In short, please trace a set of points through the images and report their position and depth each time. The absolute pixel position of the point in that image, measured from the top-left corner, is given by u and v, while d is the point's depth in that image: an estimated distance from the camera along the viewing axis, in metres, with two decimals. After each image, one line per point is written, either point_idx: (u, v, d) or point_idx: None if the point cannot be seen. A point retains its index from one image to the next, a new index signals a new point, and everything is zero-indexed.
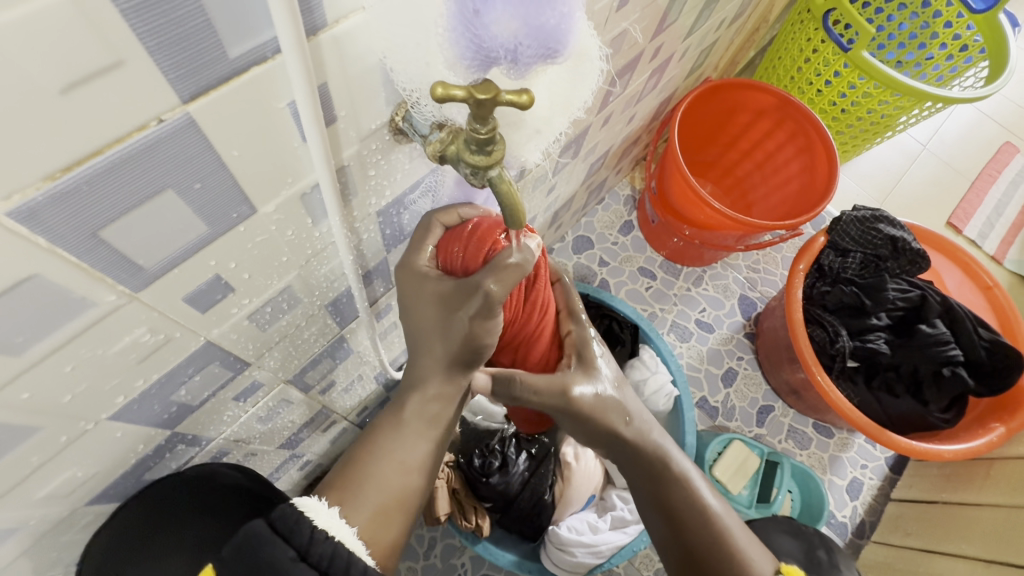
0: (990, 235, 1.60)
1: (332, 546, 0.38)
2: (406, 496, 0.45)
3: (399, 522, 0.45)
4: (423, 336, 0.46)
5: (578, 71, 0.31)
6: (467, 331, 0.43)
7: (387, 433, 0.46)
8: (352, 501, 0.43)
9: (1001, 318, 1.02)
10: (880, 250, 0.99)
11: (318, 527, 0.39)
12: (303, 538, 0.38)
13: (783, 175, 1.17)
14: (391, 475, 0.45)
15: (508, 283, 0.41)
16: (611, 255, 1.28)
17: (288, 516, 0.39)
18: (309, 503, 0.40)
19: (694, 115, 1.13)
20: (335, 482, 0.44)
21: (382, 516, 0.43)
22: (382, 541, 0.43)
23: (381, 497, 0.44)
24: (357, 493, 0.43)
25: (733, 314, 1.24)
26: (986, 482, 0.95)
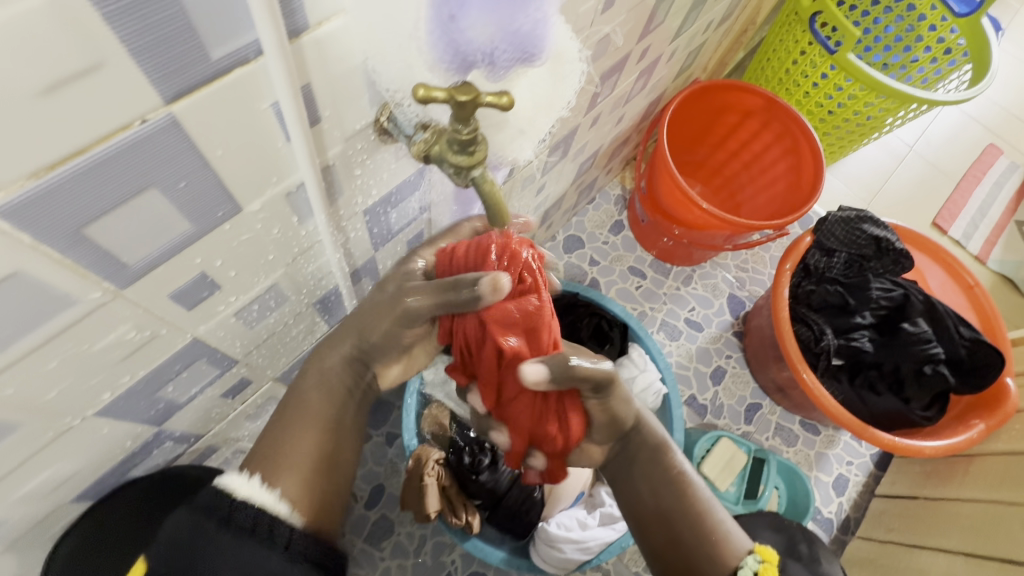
0: (975, 235, 1.63)
1: (254, 509, 0.38)
2: (330, 456, 0.44)
3: (328, 486, 0.43)
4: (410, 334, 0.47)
5: (557, 73, 0.31)
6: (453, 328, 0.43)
7: (303, 400, 0.45)
8: (273, 470, 0.41)
9: (982, 317, 1.04)
10: (865, 250, 1.01)
11: (238, 496, 0.38)
12: (224, 509, 0.37)
13: (771, 176, 1.19)
14: (306, 442, 0.43)
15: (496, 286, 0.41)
16: (602, 254, 1.29)
17: (207, 497, 0.38)
18: (228, 480, 0.39)
19: (683, 115, 1.14)
20: (256, 458, 0.43)
21: (307, 482, 0.42)
22: (309, 506, 0.41)
23: (303, 464, 0.43)
24: (278, 462, 0.42)
25: (722, 313, 1.26)
26: (966, 478, 0.96)
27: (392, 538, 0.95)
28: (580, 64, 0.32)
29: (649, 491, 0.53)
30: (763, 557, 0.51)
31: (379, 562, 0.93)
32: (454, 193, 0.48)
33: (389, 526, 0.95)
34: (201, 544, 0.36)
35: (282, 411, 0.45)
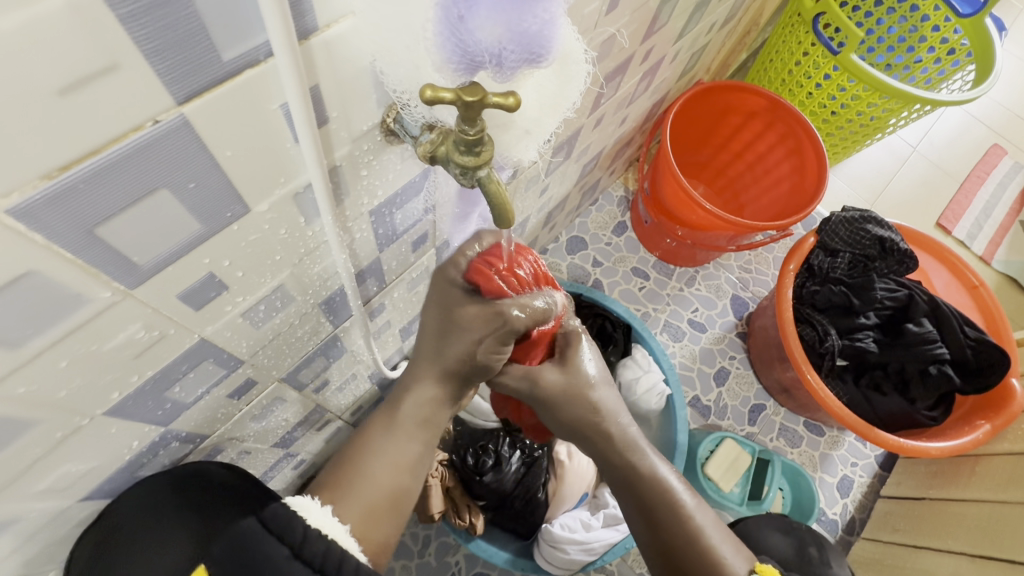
0: (979, 235, 1.62)
1: (324, 544, 0.46)
2: (396, 494, 0.49)
3: (393, 516, 0.50)
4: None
5: (563, 73, 0.32)
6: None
7: (381, 434, 0.50)
8: (342, 500, 0.48)
9: (988, 317, 1.04)
10: (869, 251, 1.00)
11: (310, 526, 0.47)
12: (297, 537, 0.46)
13: (774, 177, 1.19)
14: (378, 476, 0.49)
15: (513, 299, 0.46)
16: (605, 256, 1.29)
17: (279, 517, 0.47)
18: (301, 504, 0.48)
19: (686, 116, 1.14)
20: (331, 482, 0.49)
21: (373, 514, 0.49)
22: (374, 537, 0.49)
23: (370, 495, 0.48)
24: (345, 494, 0.48)
25: (725, 314, 1.25)
26: (972, 479, 0.96)
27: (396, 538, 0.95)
28: (586, 64, 0.33)
29: (644, 511, 0.54)
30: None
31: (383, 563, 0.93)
32: (453, 198, 0.46)
33: None
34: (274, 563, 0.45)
35: (361, 441, 0.50)
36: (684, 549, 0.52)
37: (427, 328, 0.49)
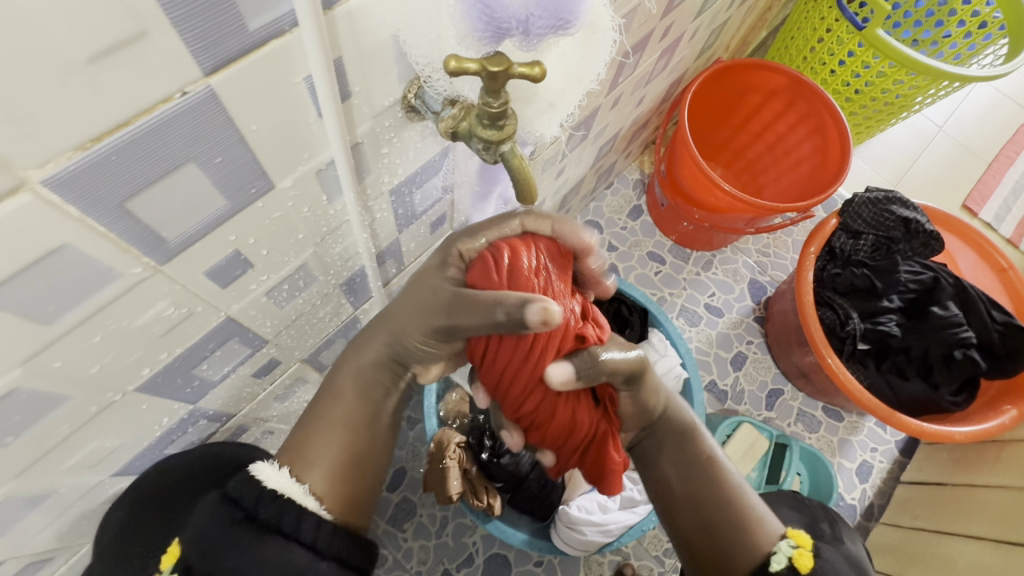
0: (1007, 218, 1.58)
1: (280, 505, 0.39)
2: (360, 455, 0.46)
3: (357, 477, 0.45)
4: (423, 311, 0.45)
5: (590, 42, 0.31)
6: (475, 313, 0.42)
7: (343, 395, 0.47)
8: (302, 463, 0.44)
9: (1015, 300, 1.02)
10: (893, 233, 0.98)
11: (268, 487, 0.40)
12: (252, 501, 0.39)
13: (795, 158, 1.16)
14: (342, 437, 0.45)
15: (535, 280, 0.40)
16: (620, 240, 1.28)
17: (238, 483, 0.40)
18: (259, 467, 0.41)
19: (703, 96, 1.12)
20: (289, 448, 0.45)
21: (336, 475, 0.44)
22: (340, 499, 0.44)
23: (334, 457, 0.45)
24: (310, 454, 0.44)
25: (743, 298, 1.24)
26: (996, 466, 0.94)
27: (415, 519, 0.97)
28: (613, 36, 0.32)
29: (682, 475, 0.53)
30: (796, 541, 0.50)
31: (402, 543, 0.95)
32: (474, 172, 0.46)
33: (412, 508, 0.97)
34: (224, 530, 0.38)
35: (317, 405, 0.47)
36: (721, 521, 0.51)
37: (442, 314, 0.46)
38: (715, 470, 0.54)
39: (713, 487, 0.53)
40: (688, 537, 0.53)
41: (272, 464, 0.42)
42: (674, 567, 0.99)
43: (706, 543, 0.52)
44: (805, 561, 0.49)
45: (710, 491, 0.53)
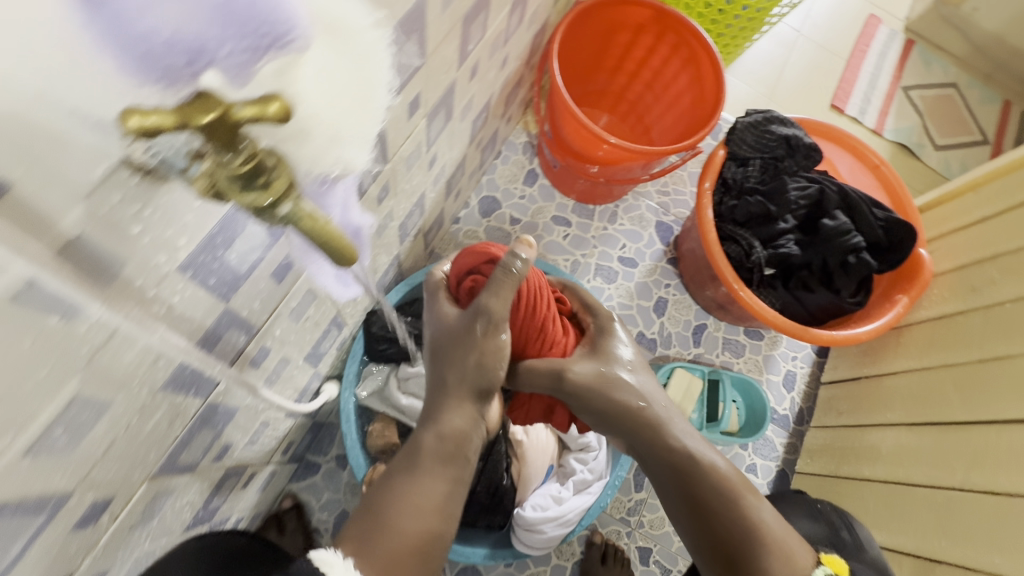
0: (869, 109, 1.67)
1: None
2: (426, 541, 0.51)
3: (417, 566, 0.50)
4: (451, 364, 0.55)
5: (348, 53, 0.25)
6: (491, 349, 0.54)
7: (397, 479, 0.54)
8: (364, 554, 0.48)
9: (891, 193, 1.06)
10: (777, 152, 0.99)
11: None
12: None
13: (673, 93, 1.13)
14: (408, 522, 0.51)
15: (508, 282, 0.53)
16: (521, 210, 1.21)
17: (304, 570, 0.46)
18: (323, 557, 0.47)
19: (572, 43, 1.05)
20: (349, 536, 0.51)
21: (399, 563, 0.49)
22: None
23: (399, 543, 0.49)
24: (374, 538, 0.49)
25: (653, 243, 1.24)
26: (899, 350, 0.99)
27: None
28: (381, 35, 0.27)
29: (694, 500, 0.58)
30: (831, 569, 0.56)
31: None
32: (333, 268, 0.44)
33: None
34: None
35: (385, 492, 0.53)
36: (739, 544, 0.56)
37: (456, 381, 0.55)
38: (732, 498, 0.57)
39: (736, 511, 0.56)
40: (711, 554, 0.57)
41: (338, 556, 0.47)
42: (639, 523, 1.05)
43: (733, 557, 0.56)
44: None
45: (725, 512, 0.57)
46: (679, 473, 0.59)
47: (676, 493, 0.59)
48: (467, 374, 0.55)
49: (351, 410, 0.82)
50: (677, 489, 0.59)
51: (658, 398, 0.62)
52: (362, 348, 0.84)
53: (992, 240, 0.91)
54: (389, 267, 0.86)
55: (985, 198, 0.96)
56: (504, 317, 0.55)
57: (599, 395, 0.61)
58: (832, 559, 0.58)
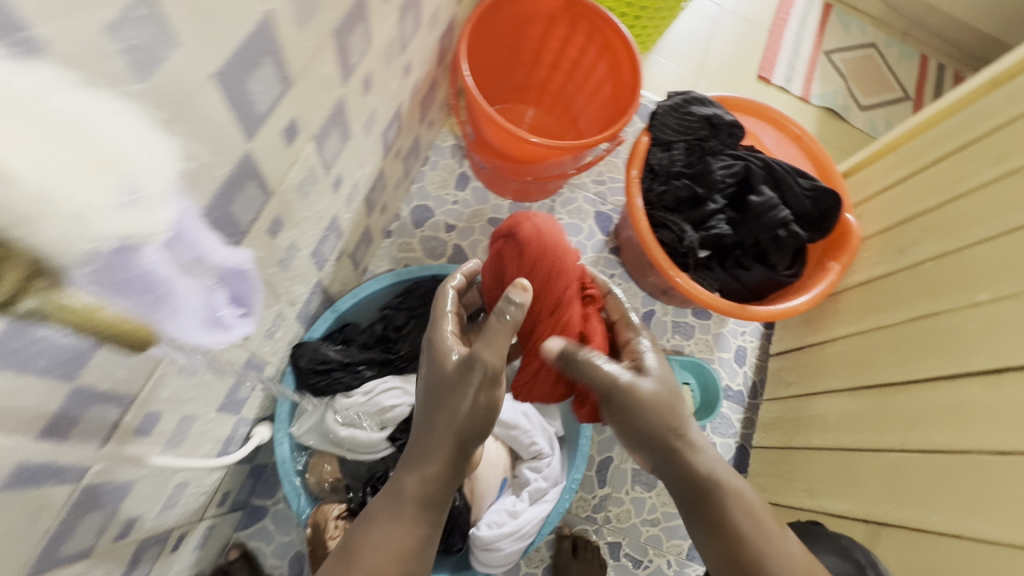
0: (795, 77, 1.70)
1: None
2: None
3: None
4: (440, 412, 0.63)
5: (45, 122, 0.24)
6: (480, 397, 0.62)
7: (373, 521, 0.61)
8: None
9: (816, 162, 1.07)
10: (700, 133, 0.98)
11: None
12: None
13: (594, 81, 1.12)
14: (379, 561, 0.58)
15: (501, 327, 0.63)
16: (455, 216, 1.17)
17: None
18: None
19: (484, 39, 1.02)
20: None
21: None
22: None
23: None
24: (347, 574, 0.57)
25: (593, 235, 1.22)
26: (836, 316, 1.00)
27: None
28: (84, 89, 0.25)
29: (709, 513, 0.60)
30: None
31: None
32: (224, 276, 0.45)
33: None
34: None
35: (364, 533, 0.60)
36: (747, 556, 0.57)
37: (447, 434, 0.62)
38: (753, 519, 0.59)
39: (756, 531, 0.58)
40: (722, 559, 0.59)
41: None
42: (606, 519, 1.05)
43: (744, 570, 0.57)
44: None
45: (743, 526, 0.58)
46: (708, 496, 0.60)
47: (694, 507, 0.61)
48: (455, 422, 0.62)
49: (286, 450, 0.79)
50: (700, 505, 0.60)
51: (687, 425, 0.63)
52: (294, 384, 0.80)
53: (913, 200, 0.92)
54: (313, 295, 0.82)
55: (906, 158, 0.98)
56: (497, 369, 0.63)
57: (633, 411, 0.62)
58: None
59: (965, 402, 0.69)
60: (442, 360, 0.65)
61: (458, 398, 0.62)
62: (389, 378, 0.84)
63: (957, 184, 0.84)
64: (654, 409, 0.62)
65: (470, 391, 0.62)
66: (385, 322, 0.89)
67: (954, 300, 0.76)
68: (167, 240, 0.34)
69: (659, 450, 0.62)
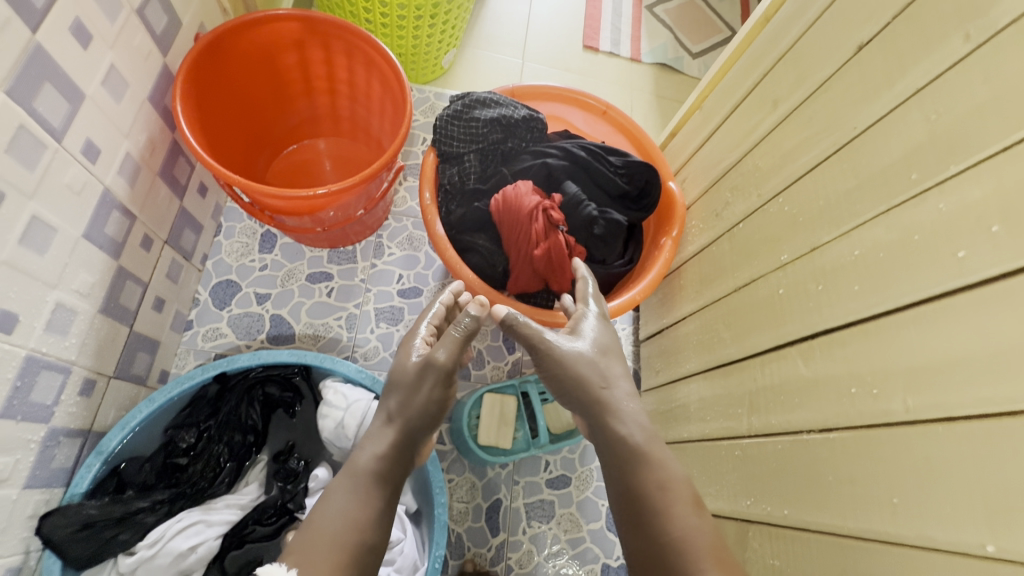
0: (622, 39, 1.65)
1: None
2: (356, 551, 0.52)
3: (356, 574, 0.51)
4: (408, 394, 0.66)
5: None
6: (410, 394, 0.66)
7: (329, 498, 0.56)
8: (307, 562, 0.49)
9: (629, 136, 1.01)
10: (493, 137, 0.89)
11: None
12: None
13: (375, 101, 1.00)
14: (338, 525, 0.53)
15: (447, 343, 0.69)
16: (268, 282, 1.03)
17: None
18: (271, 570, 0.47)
19: (225, 85, 0.87)
20: (293, 549, 0.51)
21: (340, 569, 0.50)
22: None
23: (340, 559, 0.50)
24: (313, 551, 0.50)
25: (431, 262, 1.11)
26: (682, 294, 0.95)
27: None
28: None
29: (634, 488, 0.55)
30: None
31: None
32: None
33: None
34: None
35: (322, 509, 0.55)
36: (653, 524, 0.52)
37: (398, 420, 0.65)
38: (665, 492, 0.53)
39: (659, 490, 0.54)
40: (639, 549, 0.52)
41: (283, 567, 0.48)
42: (507, 568, 0.95)
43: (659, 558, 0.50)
44: None
45: (652, 489, 0.54)
46: (630, 459, 0.56)
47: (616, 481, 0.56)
48: (410, 405, 0.65)
49: None
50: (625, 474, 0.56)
51: (620, 383, 0.64)
52: (60, 560, 0.65)
53: (720, 156, 0.88)
54: (51, 448, 0.66)
55: (709, 113, 0.93)
56: (448, 369, 0.68)
57: (562, 367, 0.64)
58: None
59: (791, 379, 0.64)
60: (407, 354, 0.72)
61: (413, 391, 0.66)
62: (185, 514, 0.71)
63: (749, 135, 0.80)
64: (586, 363, 0.64)
65: (417, 386, 0.66)
66: (170, 447, 0.75)
67: (766, 263, 0.72)
68: None
69: (591, 408, 0.61)
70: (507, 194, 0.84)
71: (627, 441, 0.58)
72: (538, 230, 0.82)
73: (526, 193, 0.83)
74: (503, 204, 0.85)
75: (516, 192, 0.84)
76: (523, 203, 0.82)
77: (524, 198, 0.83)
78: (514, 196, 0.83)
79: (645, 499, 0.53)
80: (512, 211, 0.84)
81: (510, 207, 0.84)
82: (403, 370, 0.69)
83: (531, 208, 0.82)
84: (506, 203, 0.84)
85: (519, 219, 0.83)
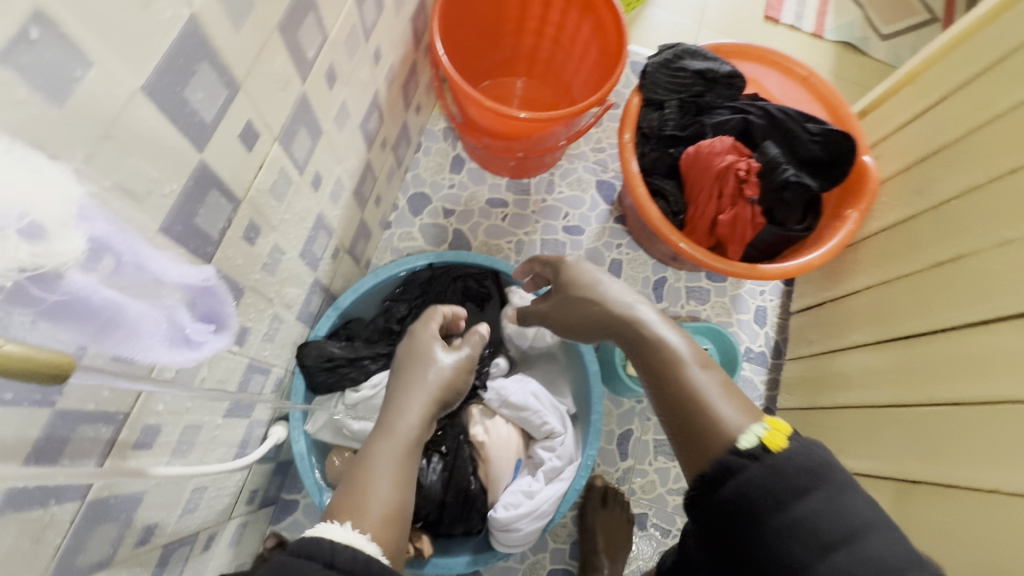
0: (806, 13, 1.58)
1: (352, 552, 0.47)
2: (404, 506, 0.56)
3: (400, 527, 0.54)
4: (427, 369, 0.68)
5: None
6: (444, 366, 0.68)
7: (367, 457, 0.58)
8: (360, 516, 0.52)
9: (827, 105, 1.00)
10: (695, 89, 0.94)
11: (334, 540, 0.48)
12: (326, 552, 0.46)
13: (581, 45, 1.07)
14: (387, 488, 0.56)
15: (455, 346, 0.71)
16: (453, 200, 1.16)
17: (301, 546, 0.46)
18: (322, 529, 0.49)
19: (460, 15, 0.98)
20: (343, 507, 0.53)
21: (389, 520, 0.54)
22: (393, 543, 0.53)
23: (393, 513, 0.54)
24: (362, 506, 0.53)
25: (597, 205, 1.19)
26: (856, 268, 0.95)
27: None
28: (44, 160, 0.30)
29: (650, 369, 0.58)
30: (770, 424, 0.49)
31: None
32: (197, 295, 0.44)
33: None
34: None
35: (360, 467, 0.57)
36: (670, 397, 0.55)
37: (426, 392, 0.66)
38: (672, 364, 0.56)
39: (666, 361, 0.57)
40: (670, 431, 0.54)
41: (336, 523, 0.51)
42: (631, 491, 1.04)
43: (688, 420, 0.52)
44: (779, 438, 0.47)
45: (662, 363, 0.57)
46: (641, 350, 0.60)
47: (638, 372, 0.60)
48: (438, 372, 0.67)
49: (305, 447, 0.80)
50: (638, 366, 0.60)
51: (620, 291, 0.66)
52: (304, 382, 0.82)
53: (930, 134, 0.86)
54: (312, 294, 0.82)
55: (922, 90, 0.90)
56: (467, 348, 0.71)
57: (564, 302, 0.69)
58: (774, 417, 0.50)
59: (995, 350, 0.65)
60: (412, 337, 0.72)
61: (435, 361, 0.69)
62: None
63: (974, 113, 0.78)
64: (589, 281, 0.67)
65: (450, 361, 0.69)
66: (389, 315, 0.90)
67: (980, 239, 0.71)
68: (106, 269, 0.34)
69: (598, 322, 0.65)
70: (700, 150, 0.90)
71: (634, 332, 0.61)
72: (729, 187, 0.88)
73: (721, 150, 0.88)
74: (694, 159, 0.90)
75: (710, 149, 0.89)
76: (719, 158, 0.88)
77: (718, 154, 0.88)
78: (708, 150, 0.89)
79: (662, 371, 0.56)
80: (703, 167, 0.90)
81: (702, 162, 0.89)
82: (417, 345, 0.71)
83: (725, 163, 0.87)
84: (698, 158, 0.90)
85: (711, 173, 0.88)
